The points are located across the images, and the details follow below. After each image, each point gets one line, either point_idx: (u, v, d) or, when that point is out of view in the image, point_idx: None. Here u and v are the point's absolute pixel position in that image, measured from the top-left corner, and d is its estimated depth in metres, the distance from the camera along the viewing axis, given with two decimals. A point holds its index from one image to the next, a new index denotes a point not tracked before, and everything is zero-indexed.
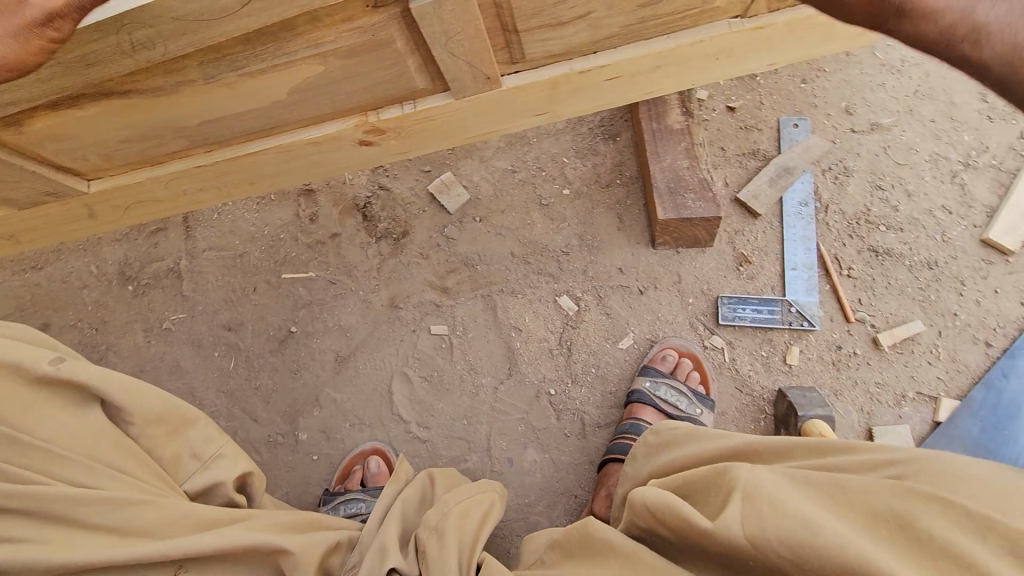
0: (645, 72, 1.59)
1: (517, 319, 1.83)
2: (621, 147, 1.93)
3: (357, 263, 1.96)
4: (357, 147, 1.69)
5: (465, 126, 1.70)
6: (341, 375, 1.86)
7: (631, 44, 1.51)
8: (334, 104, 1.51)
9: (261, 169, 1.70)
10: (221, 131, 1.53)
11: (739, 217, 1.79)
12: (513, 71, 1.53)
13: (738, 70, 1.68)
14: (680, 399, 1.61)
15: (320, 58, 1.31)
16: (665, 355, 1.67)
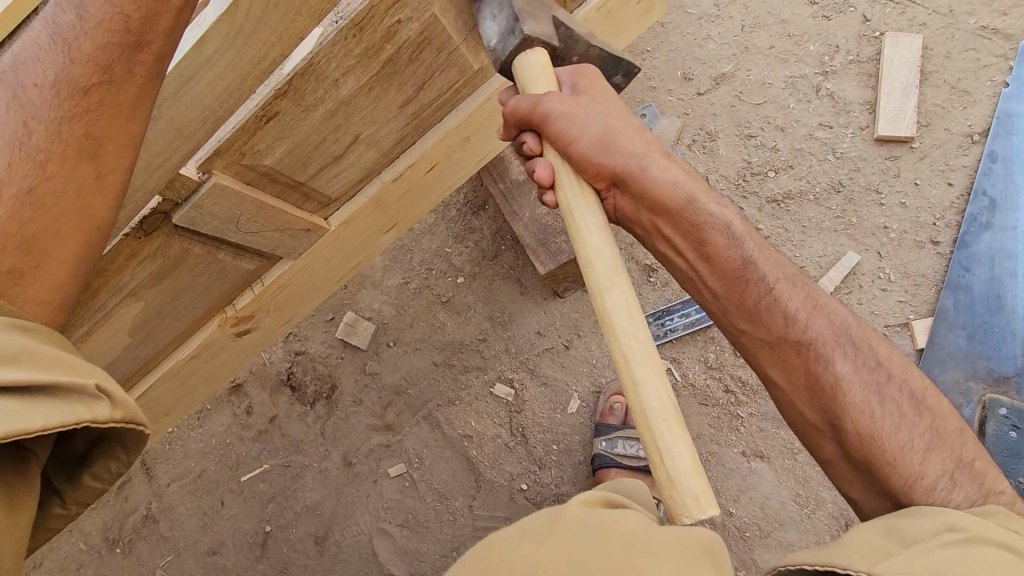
0: (458, 148, 1.56)
1: (464, 427, 1.73)
2: (493, 214, 1.87)
3: (302, 436, 1.91)
4: (238, 340, 1.67)
5: (327, 273, 1.70)
6: (325, 556, 1.78)
7: (426, 134, 1.50)
8: (183, 320, 1.51)
9: (164, 406, 1.70)
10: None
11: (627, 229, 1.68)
12: (334, 210, 1.55)
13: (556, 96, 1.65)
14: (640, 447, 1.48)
15: (132, 297, 1.33)
16: (612, 406, 1.57)
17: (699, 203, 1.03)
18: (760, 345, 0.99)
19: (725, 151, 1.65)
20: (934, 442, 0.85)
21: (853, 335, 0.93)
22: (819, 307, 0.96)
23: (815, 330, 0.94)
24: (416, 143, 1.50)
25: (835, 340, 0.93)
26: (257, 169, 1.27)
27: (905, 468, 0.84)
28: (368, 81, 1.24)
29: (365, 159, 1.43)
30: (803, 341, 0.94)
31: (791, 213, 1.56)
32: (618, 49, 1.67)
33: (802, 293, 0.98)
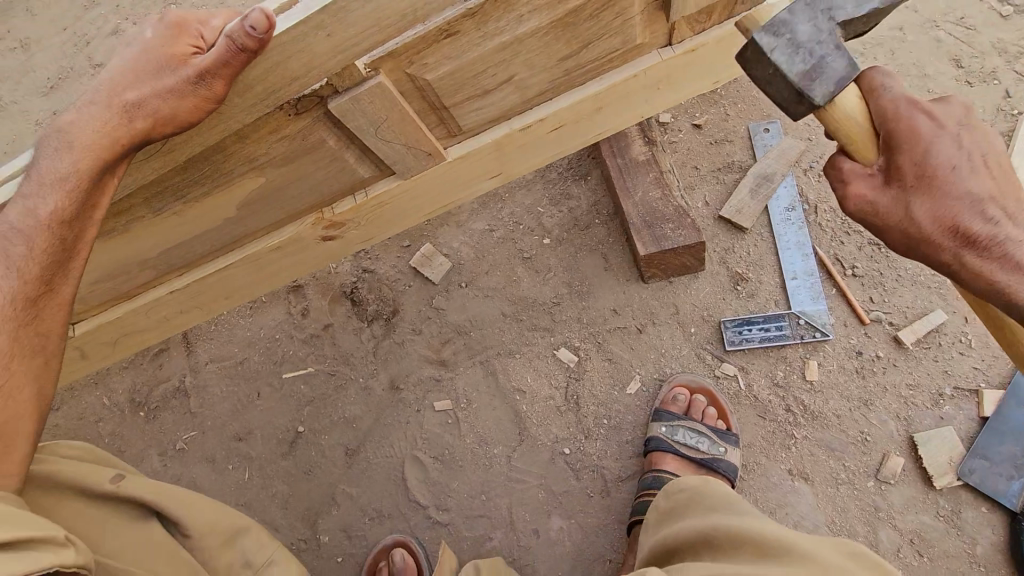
0: (588, 116, 1.56)
1: (519, 381, 1.77)
2: (593, 186, 1.90)
3: (353, 350, 1.94)
4: (321, 245, 1.67)
5: (421, 204, 1.69)
6: (353, 468, 1.82)
7: (565, 94, 1.50)
8: (285, 209, 1.51)
9: (231, 288, 1.71)
10: (174, 259, 1.54)
11: (726, 234, 1.71)
12: (454, 143, 1.54)
13: (686, 93, 1.65)
14: (700, 440, 1.53)
15: (258, 171, 1.34)
16: (676, 395, 1.60)
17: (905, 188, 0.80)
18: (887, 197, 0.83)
19: None
20: None
21: None
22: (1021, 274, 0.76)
23: None
24: (552, 100, 1.50)
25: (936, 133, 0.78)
26: (415, 82, 1.28)
27: None
28: (547, 26, 1.25)
29: (504, 99, 1.42)
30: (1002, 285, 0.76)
31: (889, 260, 1.61)
32: (759, 64, 1.67)
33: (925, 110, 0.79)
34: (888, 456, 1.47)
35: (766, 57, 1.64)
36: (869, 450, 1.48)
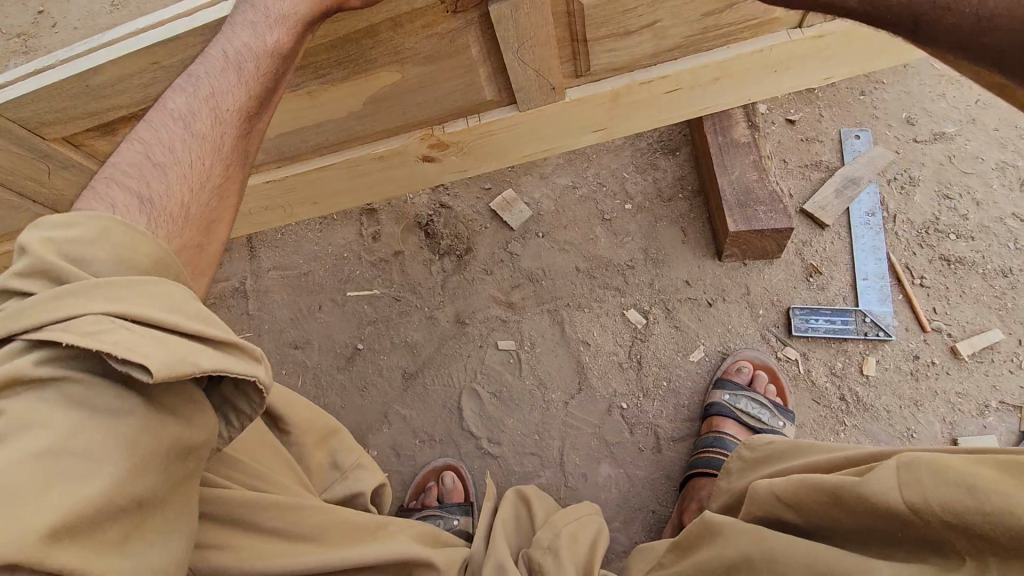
0: (705, 85, 1.60)
1: (585, 334, 1.83)
2: (681, 161, 1.94)
3: (420, 280, 1.97)
4: (419, 165, 1.70)
5: (522, 144, 1.72)
6: (409, 391, 1.87)
7: (692, 56, 1.52)
8: (403, 116, 1.54)
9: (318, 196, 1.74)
10: (275, 148, 1.58)
11: (806, 227, 1.79)
12: (575, 87, 1.55)
13: (796, 82, 1.67)
14: (761, 411, 1.61)
15: (399, 65, 1.36)
16: (740, 367, 1.66)
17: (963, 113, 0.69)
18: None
19: (919, 198, 1.77)
20: None
21: None
22: None
23: None
24: (678, 60, 1.52)
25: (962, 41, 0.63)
26: (569, 5, 1.30)
27: None
28: None
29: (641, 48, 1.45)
30: None
31: (956, 276, 1.70)
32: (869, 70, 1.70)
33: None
34: None
35: (880, 62, 1.66)
36: (914, 446, 1.57)
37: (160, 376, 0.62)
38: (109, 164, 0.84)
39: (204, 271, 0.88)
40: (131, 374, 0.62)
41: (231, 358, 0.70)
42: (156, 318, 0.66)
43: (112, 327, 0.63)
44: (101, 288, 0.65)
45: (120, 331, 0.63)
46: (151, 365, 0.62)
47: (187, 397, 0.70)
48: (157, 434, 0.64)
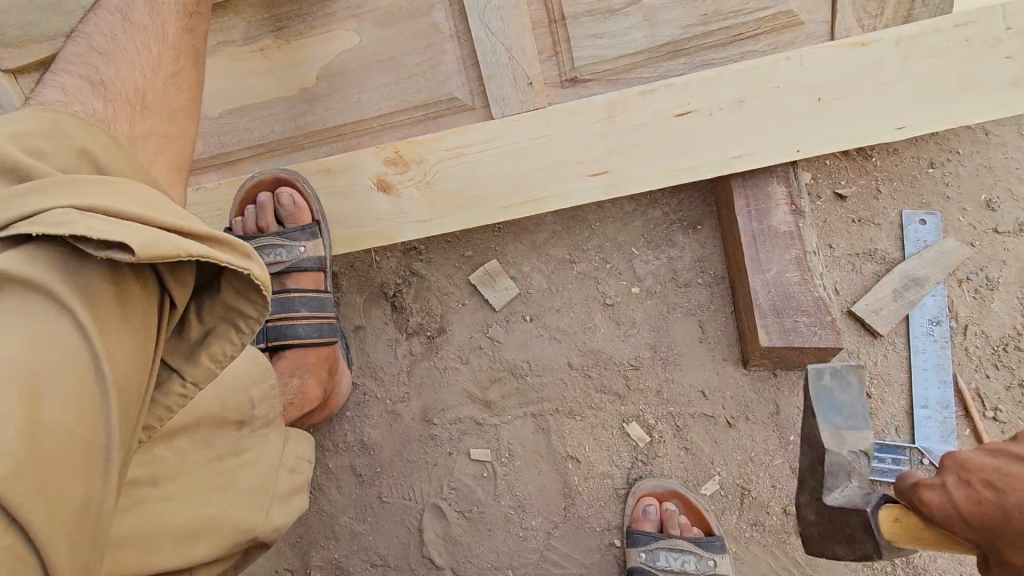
0: (728, 109, 1.36)
1: (574, 448, 1.51)
2: (704, 238, 1.59)
3: (383, 363, 1.66)
4: (368, 194, 1.47)
5: (503, 175, 1.42)
6: (364, 501, 1.57)
7: (697, 69, 1.38)
8: (353, 115, 1.45)
9: (282, 197, 1.46)
10: (231, 138, 1.51)
11: (853, 334, 1.45)
12: (561, 98, 1.42)
13: (853, 126, 1.35)
14: (683, 558, 1.36)
15: (357, 21, 1.41)
16: (646, 510, 1.40)
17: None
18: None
19: (998, 307, 1.43)
20: None
21: None
22: None
23: None
24: (683, 73, 1.39)
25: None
26: None
27: None
28: None
29: (637, 39, 1.37)
30: None
31: None
32: (963, 119, 1.34)
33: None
34: None
35: (959, 103, 1.33)
36: None
37: (141, 255, 0.60)
38: (57, 61, 0.90)
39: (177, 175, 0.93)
40: (114, 258, 0.60)
41: (217, 247, 0.67)
42: (130, 209, 0.64)
43: (79, 217, 0.60)
44: (64, 184, 0.64)
45: (94, 220, 0.60)
46: (130, 241, 0.60)
47: (144, 307, 0.66)
48: (99, 341, 0.61)
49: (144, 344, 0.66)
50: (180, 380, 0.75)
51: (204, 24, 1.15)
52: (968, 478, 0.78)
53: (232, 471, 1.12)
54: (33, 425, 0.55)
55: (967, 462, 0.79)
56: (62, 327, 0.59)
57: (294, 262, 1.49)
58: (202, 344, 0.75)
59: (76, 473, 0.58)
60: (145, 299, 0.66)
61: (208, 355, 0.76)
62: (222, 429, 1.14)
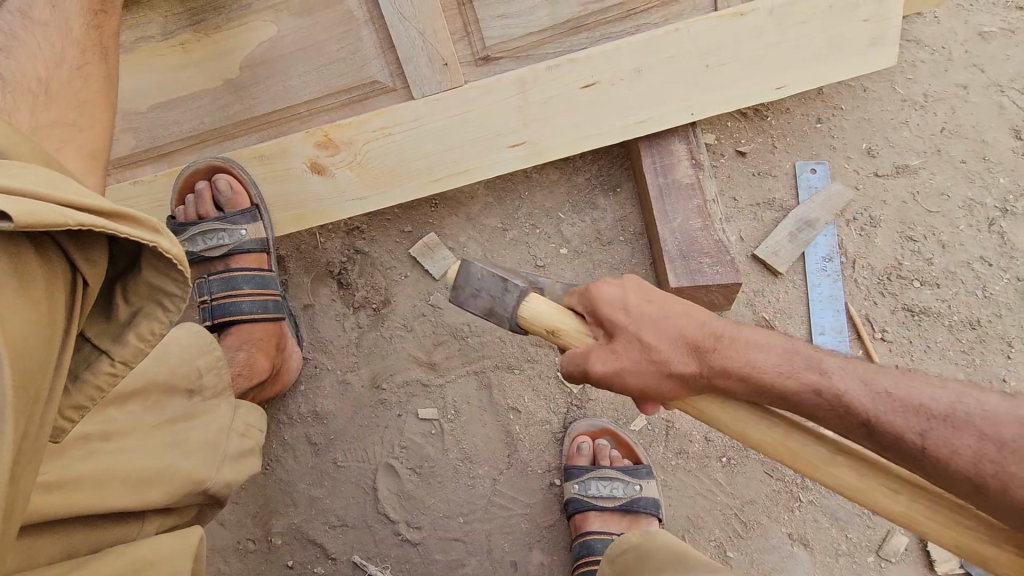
0: (628, 79, 1.46)
1: (515, 400, 1.62)
2: (623, 200, 1.73)
3: (332, 337, 1.75)
4: (302, 178, 1.54)
5: (428, 149, 1.50)
6: (321, 467, 1.65)
7: (598, 43, 1.45)
8: (281, 103, 1.50)
9: (219, 183, 1.52)
10: (160, 132, 1.53)
11: (758, 274, 1.60)
12: (476, 77, 1.48)
13: (742, 88, 1.48)
14: (615, 487, 1.46)
15: (273, 14, 1.46)
16: (580, 446, 1.51)
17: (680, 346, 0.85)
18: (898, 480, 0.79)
19: (881, 241, 1.60)
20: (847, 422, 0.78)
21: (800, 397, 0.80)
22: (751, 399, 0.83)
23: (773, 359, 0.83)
24: (585, 47, 1.46)
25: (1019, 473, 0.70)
26: None
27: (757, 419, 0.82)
28: None
29: (540, 18, 1.43)
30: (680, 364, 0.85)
31: (920, 329, 1.53)
32: (829, 76, 1.50)
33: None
34: (894, 534, 1.41)
35: (832, 62, 1.49)
36: (873, 524, 1.43)
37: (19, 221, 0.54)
38: None
39: (95, 158, 0.92)
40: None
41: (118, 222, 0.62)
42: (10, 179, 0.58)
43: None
44: None
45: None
46: (0, 206, 0.54)
47: (46, 278, 0.61)
48: None
49: (45, 320, 0.60)
50: (109, 359, 0.70)
51: (113, 24, 1.11)
52: (645, 291, 0.90)
53: (187, 429, 1.13)
54: None
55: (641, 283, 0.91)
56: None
57: (237, 245, 1.55)
58: (127, 326, 0.70)
59: None
60: (48, 273, 0.61)
61: (136, 334, 0.70)
62: (173, 394, 1.14)
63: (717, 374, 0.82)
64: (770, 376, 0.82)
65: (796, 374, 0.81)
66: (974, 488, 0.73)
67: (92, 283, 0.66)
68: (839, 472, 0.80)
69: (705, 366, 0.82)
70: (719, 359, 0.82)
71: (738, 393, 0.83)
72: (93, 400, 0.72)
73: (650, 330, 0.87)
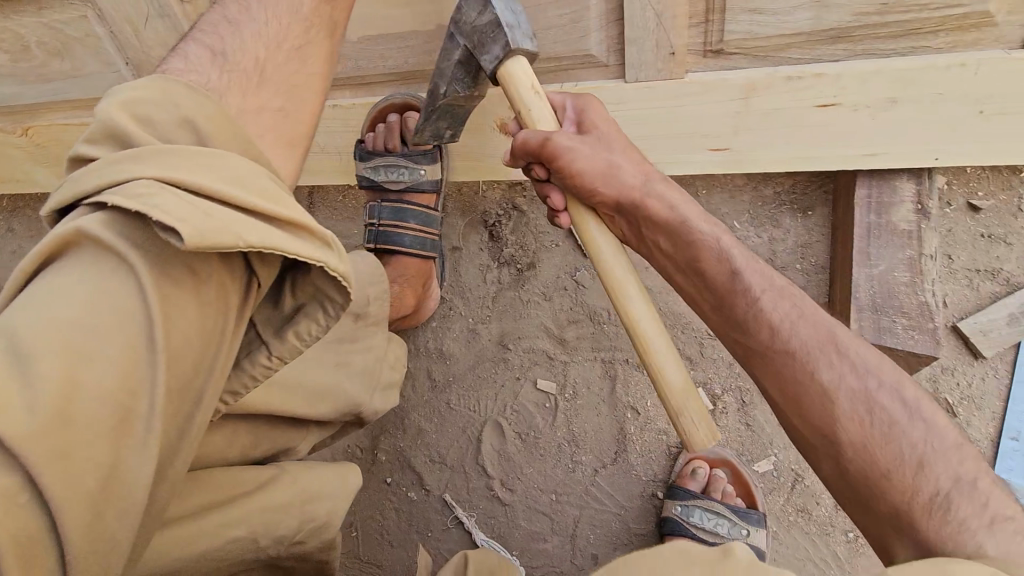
0: (876, 110, 1.27)
1: (636, 400, 1.57)
2: (812, 225, 1.56)
3: (472, 286, 1.78)
4: (492, 132, 1.54)
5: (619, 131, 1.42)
6: (433, 403, 1.72)
7: (853, 58, 1.26)
8: None
9: (408, 121, 1.52)
10: (369, 63, 1.59)
11: (954, 352, 1.39)
12: (699, 69, 1.35)
13: (1013, 143, 1.24)
14: (718, 524, 1.39)
15: None
16: (695, 471, 1.44)
17: (688, 224, 1.07)
18: (768, 375, 0.93)
19: None
20: (826, 342, 0.89)
21: (835, 334, 0.90)
22: (804, 316, 0.92)
23: (778, 312, 0.93)
24: (842, 59, 1.26)
25: (842, 378, 0.86)
26: None
27: (767, 325, 0.93)
28: None
29: (797, 20, 1.23)
30: (697, 245, 1.06)
31: None
32: None
33: (978, 502, 0.73)
34: None
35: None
36: None
37: (194, 242, 0.59)
38: None
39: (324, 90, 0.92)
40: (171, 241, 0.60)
41: (292, 234, 0.68)
42: (209, 187, 0.64)
43: (155, 190, 0.61)
44: (156, 156, 0.65)
45: (164, 195, 0.61)
46: (181, 225, 0.59)
47: (224, 278, 0.68)
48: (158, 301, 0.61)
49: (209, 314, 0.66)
50: (266, 353, 0.78)
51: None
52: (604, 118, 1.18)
53: (351, 352, 1.27)
54: (73, 376, 0.56)
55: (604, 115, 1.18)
56: (128, 291, 0.60)
57: (414, 184, 1.59)
58: (289, 322, 0.77)
59: (104, 436, 0.58)
60: (225, 270, 0.68)
61: (293, 332, 0.77)
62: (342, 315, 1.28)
63: (659, 220, 1.09)
64: (715, 262, 1.03)
65: (738, 270, 1.00)
66: (803, 386, 0.88)
67: (264, 283, 0.73)
68: (648, 346, 1.02)
69: (653, 208, 1.09)
70: (674, 208, 1.09)
71: (670, 243, 1.10)
72: (247, 387, 0.80)
73: (624, 163, 1.11)
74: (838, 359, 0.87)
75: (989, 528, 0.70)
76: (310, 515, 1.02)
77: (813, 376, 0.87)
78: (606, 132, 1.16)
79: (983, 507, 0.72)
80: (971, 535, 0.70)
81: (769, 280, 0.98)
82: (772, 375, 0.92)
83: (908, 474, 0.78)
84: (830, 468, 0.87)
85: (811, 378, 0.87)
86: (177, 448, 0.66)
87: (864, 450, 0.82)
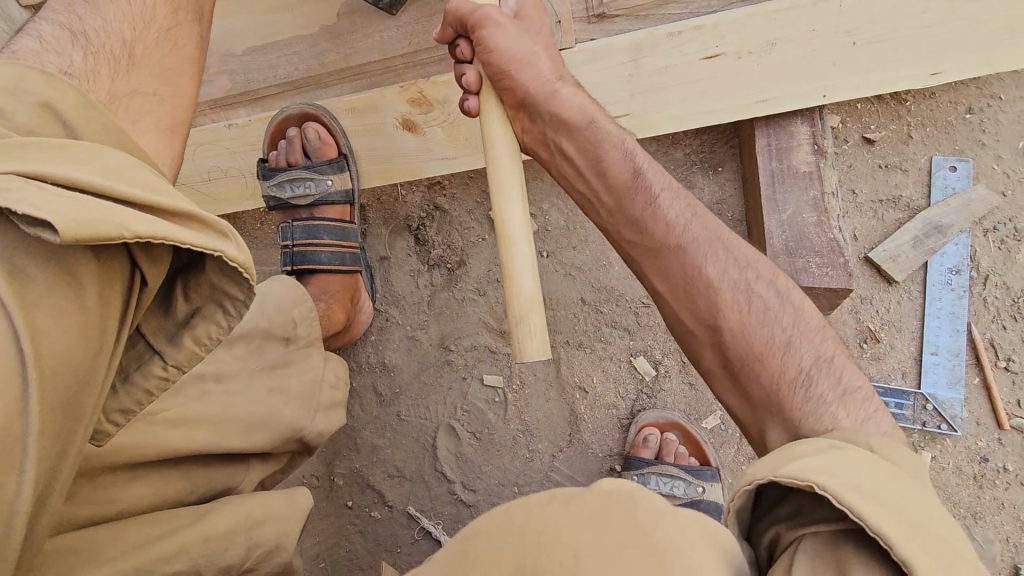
0: (759, 54, 1.31)
1: (583, 379, 1.57)
2: (724, 180, 1.59)
3: (405, 293, 1.74)
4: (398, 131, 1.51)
5: None
6: (385, 417, 1.68)
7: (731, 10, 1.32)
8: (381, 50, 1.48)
9: (309, 131, 1.50)
10: (259, 74, 1.55)
11: (869, 280, 1.45)
12: (588, 35, 1.40)
13: (889, 70, 1.29)
14: (672, 485, 1.44)
15: None
16: (647, 437, 1.46)
17: (599, 127, 1.12)
18: (652, 263, 1.04)
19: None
20: (722, 236, 1.00)
21: (726, 239, 1.01)
22: (696, 217, 1.03)
23: (674, 210, 1.03)
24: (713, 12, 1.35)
25: (725, 273, 0.97)
26: None
27: (668, 225, 1.02)
28: None
29: None
30: (606, 143, 1.11)
31: None
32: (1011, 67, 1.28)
33: (833, 377, 0.88)
34: None
35: (999, 45, 1.26)
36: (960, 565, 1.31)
37: (69, 232, 0.51)
38: None
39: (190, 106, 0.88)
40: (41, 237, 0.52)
41: (184, 222, 0.62)
42: (79, 178, 0.57)
43: (16, 184, 0.53)
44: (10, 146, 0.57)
45: (30, 188, 0.52)
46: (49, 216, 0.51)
47: (100, 281, 0.59)
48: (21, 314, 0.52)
49: (89, 326, 0.57)
50: (162, 363, 0.69)
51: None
52: (529, 21, 1.16)
53: (285, 377, 1.21)
54: None
55: (545, 30, 1.18)
56: None
57: (322, 195, 1.55)
58: (185, 326, 0.68)
59: None
60: (99, 276, 0.59)
61: (191, 338, 0.68)
62: (270, 341, 1.21)
63: (569, 117, 1.12)
64: (627, 165, 1.09)
65: (643, 173, 1.08)
66: (695, 282, 0.98)
67: (152, 283, 0.64)
68: (510, 249, 0.99)
69: (564, 104, 1.12)
70: (583, 110, 1.13)
71: (575, 145, 1.13)
72: (142, 404, 0.70)
73: (543, 60, 1.13)
74: (723, 256, 0.98)
75: (842, 398, 0.85)
76: (256, 535, 0.98)
77: (701, 270, 0.98)
78: (546, 36, 1.17)
79: (818, 360, 0.90)
80: (826, 405, 0.84)
81: (667, 177, 1.09)
82: (662, 275, 1.02)
83: (778, 354, 0.90)
84: (710, 358, 0.97)
85: (700, 272, 0.98)
86: (60, 470, 0.58)
87: (744, 333, 0.92)
